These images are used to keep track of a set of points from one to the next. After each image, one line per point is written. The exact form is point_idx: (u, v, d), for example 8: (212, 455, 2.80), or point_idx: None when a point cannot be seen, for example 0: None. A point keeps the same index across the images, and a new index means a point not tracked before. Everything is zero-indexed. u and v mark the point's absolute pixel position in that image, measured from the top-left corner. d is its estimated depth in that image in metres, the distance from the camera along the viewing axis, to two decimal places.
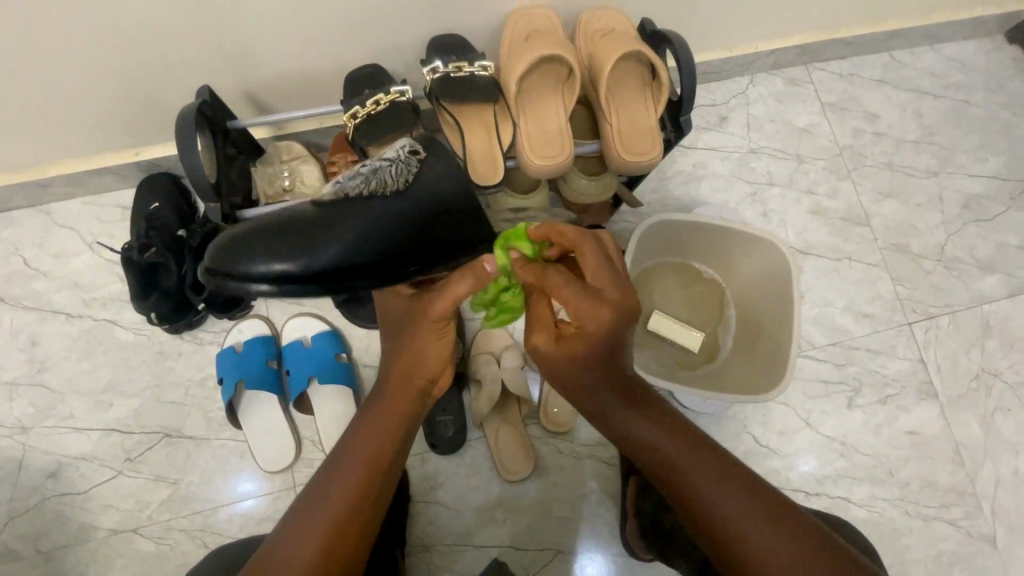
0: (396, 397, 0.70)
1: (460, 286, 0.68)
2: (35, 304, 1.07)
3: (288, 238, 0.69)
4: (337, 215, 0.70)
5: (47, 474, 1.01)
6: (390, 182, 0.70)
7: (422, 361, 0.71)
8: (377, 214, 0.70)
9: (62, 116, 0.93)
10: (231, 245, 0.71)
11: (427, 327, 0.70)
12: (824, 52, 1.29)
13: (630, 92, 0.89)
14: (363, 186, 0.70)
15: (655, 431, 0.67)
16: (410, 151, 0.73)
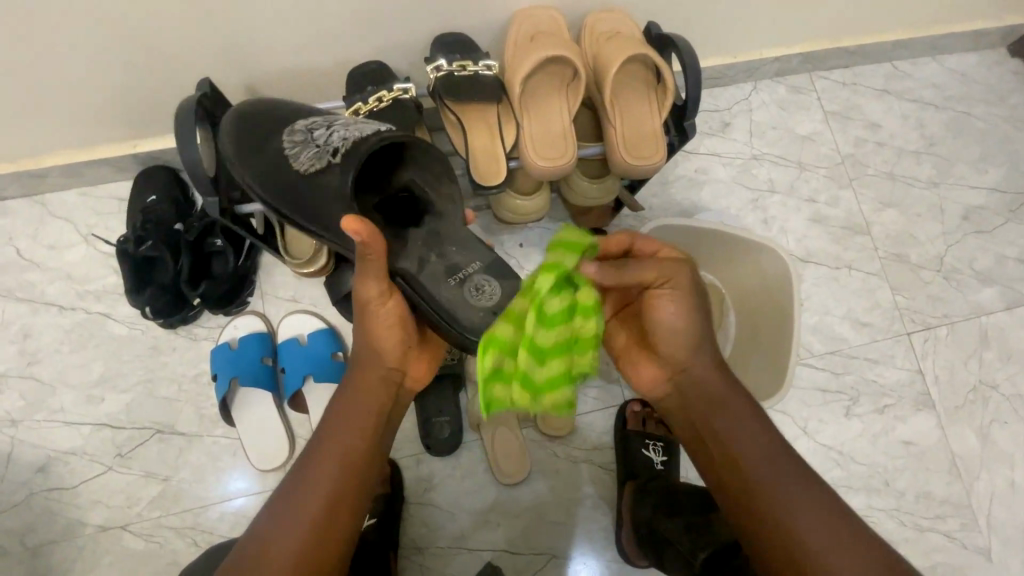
0: (363, 388, 0.70)
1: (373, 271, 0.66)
2: (27, 295, 1.06)
3: (250, 148, 0.80)
4: (278, 154, 0.79)
5: (35, 469, 0.99)
6: (298, 163, 0.76)
7: (381, 351, 0.70)
8: (277, 163, 0.78)
9: (59, 106, 0.92)
10: (236, 119, 0.82)
11: (374, 307, 0.69)
12: (827, 61, 1.29)
13: (635, 95, 0.88)
14: (290, 150, 0.78)
15: (731, 407, 0.72)
16: (336, 148, 0.74)
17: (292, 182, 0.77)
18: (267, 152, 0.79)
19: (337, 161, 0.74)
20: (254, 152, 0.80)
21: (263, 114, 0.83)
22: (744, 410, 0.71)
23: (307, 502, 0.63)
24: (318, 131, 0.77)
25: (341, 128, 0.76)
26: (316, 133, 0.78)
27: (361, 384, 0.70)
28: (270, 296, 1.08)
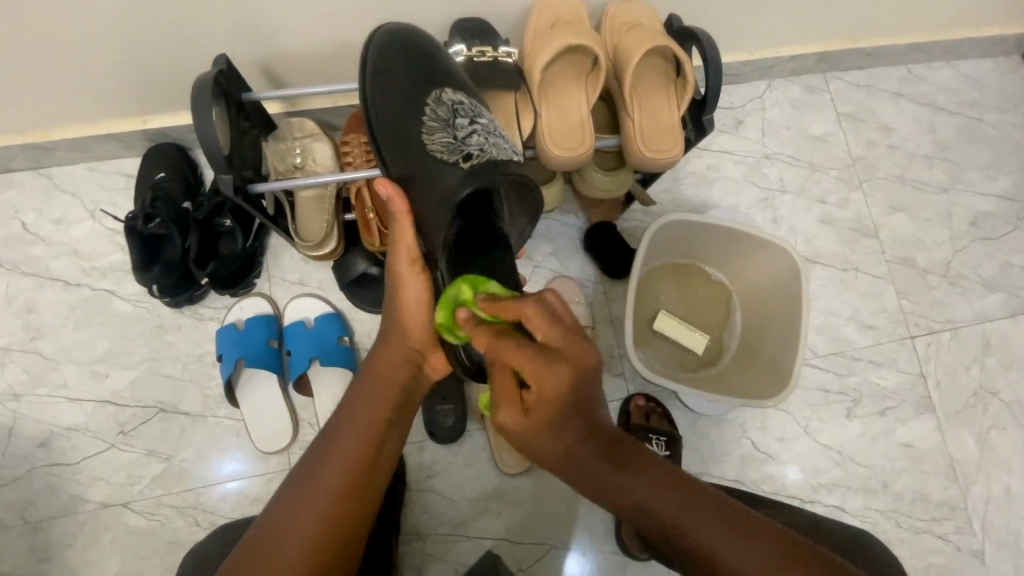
0: (385, 366, 0.71)
1: (408, 234, 0.68)
2: (31, 269, 1.05)
3: (407, 90, 0.75)
4: (421, 112, 0.74)
5: (37, 444, 0.99)
6: (431, 140, 0.73)
7: (405, 329, 0.71)
8: (401, 127, 0.72)
9: (69, 78, 0.91)
10: (422, 58, 0.77)
11: (404, 280, 0.69)
12: (842, 62, 1.28)
13: (654, 88, 0.88)
14: (428, 120, 0.74)
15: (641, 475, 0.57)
16: (469, 154, 0.71)
17: (410, 142, 0.73)
18: (411, 105, 0.74)
19: (464, 165, 0.71)
20: (426, 103, 0.75)
21: (427, 61, 0.78)
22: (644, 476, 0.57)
23: (327, 479, 0.63)
24: (464, 121, 0.75)
25: (486, 137, 0.74)
26: (461, 121, 0.75)
27: (383, 364, 0.70)
28: (278, 279, 1.07)
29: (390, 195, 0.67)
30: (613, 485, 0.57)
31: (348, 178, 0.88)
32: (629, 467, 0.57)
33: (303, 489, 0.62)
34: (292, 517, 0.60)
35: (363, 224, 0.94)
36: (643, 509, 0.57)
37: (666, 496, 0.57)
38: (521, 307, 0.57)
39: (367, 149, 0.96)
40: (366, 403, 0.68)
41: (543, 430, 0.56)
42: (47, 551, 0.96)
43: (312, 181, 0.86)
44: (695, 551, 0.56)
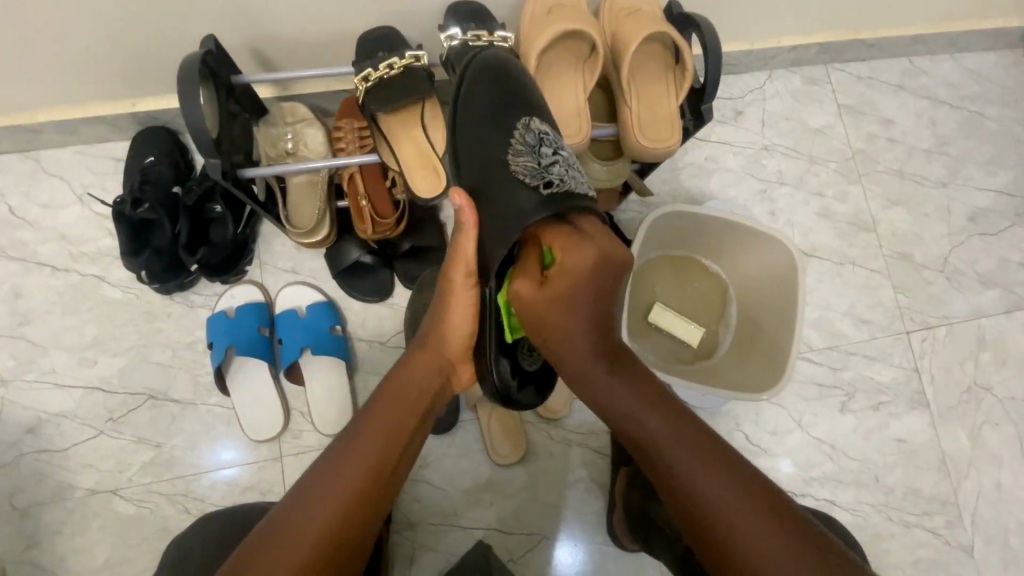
0: (419, 369, 0.71)
1: (471, 248, 0.69)
2: (18, 254, 1.03)
3: (492, 110, 0.75)
4: (506, 138, 0.73)
5: (25, 430, 0.98)
6: (514, 162, 0.70)
7: (447, 342, 0.72)
8: (488, 149, 0.73)
9: (56, 58, 0.89)
10: (523, 88, 0.77)
11: (459, 291, 0.70)
12: (844, 53, 1.26)
13: (652, 76, 0.86)
14: (515, 145, 0.72)
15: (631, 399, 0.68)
16: (551, 181, 0.68)
17: (487, 161, 0.73)
18: (503, 130, 0.74)
19: (544, 191, 0.67)
20: (514, 128, 0.73)
21: (528, 89, 0.78)
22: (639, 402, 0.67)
23: (352, 479, 0.62)
24: (549, 151, 0.72)
25: (568, 166, 0.70)
26: (547, 149, 0.72)
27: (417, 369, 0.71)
28: (269, 266, 1.06)
29: (461, 208, 0.68)
30: (598, 389, 0.68)
31: (340, 165, 0.87)
32: (622, 382, 0.68)
33: (328, 473, 0.62)
34: (314, 514, 0.59)
35: (355, 212, 0.93)
36: (621, 413, 0.68)
37: (640, 408, 0.67)
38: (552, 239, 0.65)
39: (360, 135, 0.94)
40: (397, 405, 0.68)
41: (555, 305, 0.65)
42: (36, 537, 0.95)
43: (303, 166, 0.85)
44: (650, 445, 0.66)
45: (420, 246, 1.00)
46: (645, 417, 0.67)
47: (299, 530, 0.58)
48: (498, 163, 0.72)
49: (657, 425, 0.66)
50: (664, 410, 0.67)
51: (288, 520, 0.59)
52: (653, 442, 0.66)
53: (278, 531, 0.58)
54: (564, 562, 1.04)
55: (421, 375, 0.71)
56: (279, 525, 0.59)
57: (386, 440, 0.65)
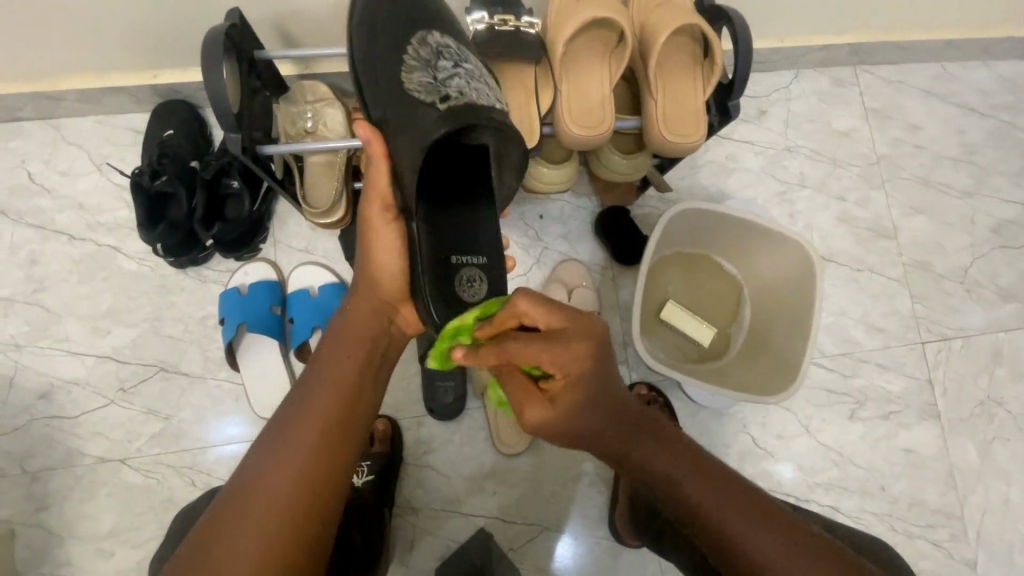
0: (357, 314, 0.70)
1: (385, 178, 0.67)
2: (36, 221, 1.04)
3: (382, 38, 0.73)
4: (401, 56, 0.71)
5: (37, 396, 0.99)
6: (409, 79, 0.69)
7: (381, 283, 0.70)
8: (376, 77, 0.71)
9: (80, 25, 0.88)
10: (401, 12, 0.75)
11: (380, 229, 0.68)
12: (875, 55, 1.24)
13: (680, 69, 0.85)
14: (409, 60, 0.71)
15: (671, 462, 0.64)
16: (448, 95, 0.67)
17: (385, 82, 0.70)
18: (396, 52, 0.72)
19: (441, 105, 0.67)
20: (406, 42, 0.72)
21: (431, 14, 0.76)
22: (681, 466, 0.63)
23: (303, 438, 0.62)
24: (448, 64, 0.71)
25: (467, 79, 0.70)
26: (448, 63, 0.71)
27: (357, 318, 0.70)
28: (283, 245, 1.06)
29: (369, 139, 0.66)
30: (637, 452, 0.64)
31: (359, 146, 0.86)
32: (659, 447, 0.64)
33: (274, 446, 0.62)
34: (268, 485, 0.59)
35: None
36: (661, 480, 0.63)
37: (681, 473, 0.63)
38: (539, 357, 0.55)
39: None
40: (337, 361, 0.67)
41: (569, 418, 0.59)
42: (44, 501, 0.97)
43: (321, 146, 0.84)
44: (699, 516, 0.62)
45: None
46: (688, 484, 0.63)
47: (252, 497, 0.58)
48: (392, 83, 0.69)
49: (701, 492, 0.62)
50: (706, 474, 0.63)
51: (244, 489, 0.59)
52: (700, 513, 0.62)
53: (230, 510, 0.58)
54: (563, 555, 1.04)
55: (358, 328, 0.69)
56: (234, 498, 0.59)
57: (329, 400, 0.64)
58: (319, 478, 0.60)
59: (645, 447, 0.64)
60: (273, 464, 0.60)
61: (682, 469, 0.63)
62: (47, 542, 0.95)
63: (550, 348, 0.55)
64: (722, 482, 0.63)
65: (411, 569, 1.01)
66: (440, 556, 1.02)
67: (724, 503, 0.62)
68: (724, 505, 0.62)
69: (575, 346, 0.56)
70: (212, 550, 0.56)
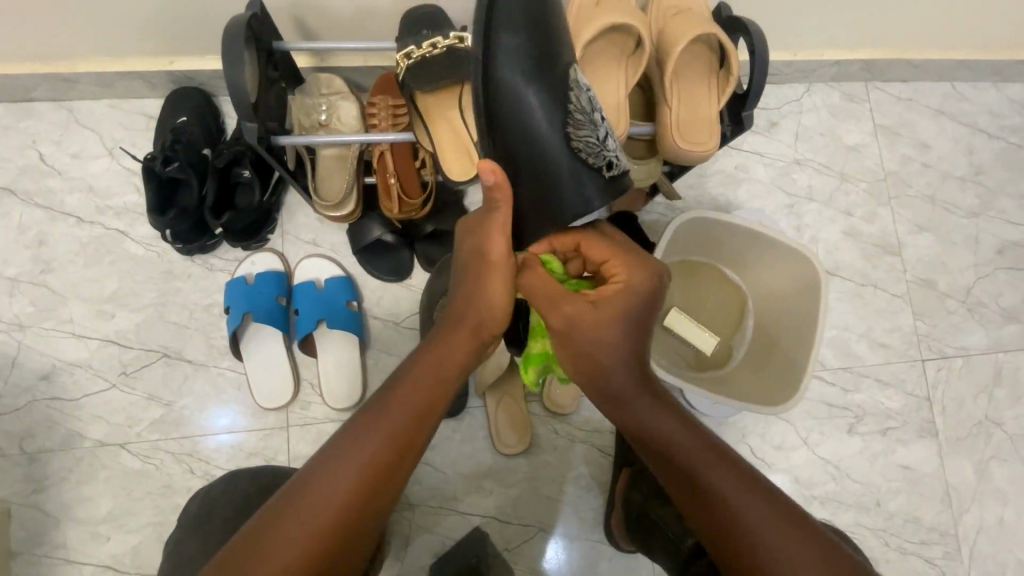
0: (456, 338, 0.71)
1: (502, 217, 0.71)
2: (46, 202, 1.04)
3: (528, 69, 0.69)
4: (561, 93, 0.71)
5: (39, 376, 0.99)
6: (576, 136, 0.71)
7: (484, 312, 0.72)
8: (521, 114, 0.70)
9: (99, 7, 0.88)
10: (545, 41, 0.71)
11: (495, 269, 0.72)
12: (887, 72, 1.24)
13: (695, 78, 0.86)
14: (574, 106, 0.72)
15: (673, 426, 0.67)
16: (610, 163, 0.74)
17: (538, 121, 0.70)
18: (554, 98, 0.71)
19: (603, 172, 0.74)
20: (567, 86, 0.72)
21: (549, 31, 0.72)
22: (682, 431, 0.67)
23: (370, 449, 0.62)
24: (597, 116, 0.75)
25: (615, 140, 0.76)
26: (598, 119, 0.75)
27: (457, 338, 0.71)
28: (291, 237, 1.06)
29: (497, 180, 0.68)
30: (644, 415, 0.68)
31: (371, 140, 0.86)
32: (663, 407, 0.69)
33: (343, 454, 0.61)
34: (323, 497, 0.58)
35: (382, 189, 0.93)
36: (664, 446, 0.66)
37: (683, 438, 0.66)
38: (606, 255, 0.73)
39: (394, 113, 0.94)
40: (428, 370, 0.68)
41: (609, 323, 0.68)
42: (42, 483, 0.96)
43: (336, 139, 0.84)
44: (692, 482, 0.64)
45: (442, 229, 1.02)
46: (690, 452, 0.66)
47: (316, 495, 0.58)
48: (558, 134, 0.71)
49: (700, 458, 0.65)
50: (706, 445, 0.66)
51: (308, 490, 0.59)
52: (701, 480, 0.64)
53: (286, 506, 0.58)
54: (556, 556, 1.04)
55: (458, 346, 0.71)
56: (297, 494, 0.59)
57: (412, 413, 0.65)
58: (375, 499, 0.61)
59: (649, 408, 0.68)
60: (340, 466, 0.60)
61: (682, 435, 0.67)
62: (44, 523, 0.95)
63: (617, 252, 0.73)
64: (724, 459, 0.65)
65: (405, 565, 1.01)
66: (435, 553, 1.02)
67: (721, 473, 0.64)
68: (718, 475, 0.64)
69: (636, 264, 0.71)
70: (255, 550, 0.55)
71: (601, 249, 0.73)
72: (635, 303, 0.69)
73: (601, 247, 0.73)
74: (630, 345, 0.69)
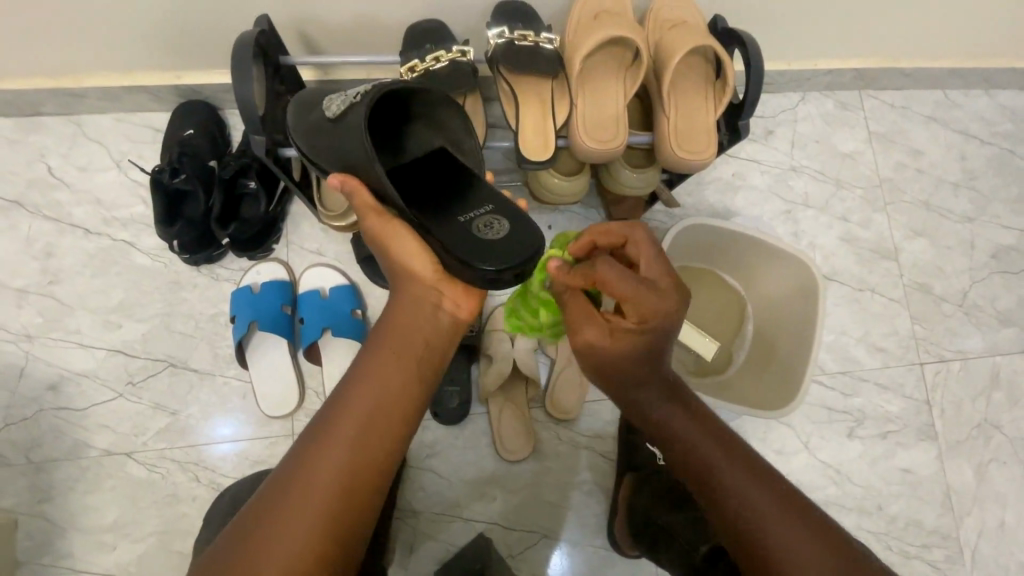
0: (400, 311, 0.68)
1: (364, 193, 0.70)
2: (53, 214, 1.05)
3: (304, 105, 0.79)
4: (315, 106, 0.77)
5: (46, 387, 1.00)
6: (331, 111, 0.74)
7: (410, 279, 0.70)
8: (312, 130, 0.76)
9: (110, 22, 0.90)
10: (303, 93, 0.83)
11: (391, 232, 0.70)
12: (880, 81, 1.26)
13: (692, 89, 0.88)
14: (325, 105, 0.76)
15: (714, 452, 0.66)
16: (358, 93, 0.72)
17: (315, 121, 0.76)
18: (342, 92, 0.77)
19: (362, 99, 0.71)
20: (309, 99, 0.80)
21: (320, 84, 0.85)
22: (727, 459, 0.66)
23: (338, 438, 0.61)
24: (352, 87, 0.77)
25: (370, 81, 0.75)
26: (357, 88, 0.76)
27: (405, 303, 0.68)
28: (296, 246, 1.08)
29: (343, 181, 0.70)
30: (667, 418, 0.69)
31: None
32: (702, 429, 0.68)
33: (309, 455, 0.60)
34: (297, 506, 0.57)
35: None
36: (695, 462, 0.67)
37: (720, 456, 0.66)
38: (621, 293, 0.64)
39: None
40: (383, 358, 0.65)
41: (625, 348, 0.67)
42: (49, 493, 0.97)
43: None
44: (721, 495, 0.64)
45: None
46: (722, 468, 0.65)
47: (290, 485, 0.58)
48: (323, 125, 0.74)
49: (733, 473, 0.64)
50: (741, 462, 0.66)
51: (288, 476, 0.59)
52: (723, 492, 0.64)
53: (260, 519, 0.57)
54: (559, 563, 1.04)
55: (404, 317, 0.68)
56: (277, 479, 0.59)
57: (376, 390, 0.64)
58: (347, 493, 0.59)
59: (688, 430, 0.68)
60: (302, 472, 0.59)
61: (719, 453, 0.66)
62: (50, 533, 0.96)
63: (643, 290, 0.64)
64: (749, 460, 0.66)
65: (410, 572, 1.01)
66: (439, 560, 1.02)
67: (754, 487, 0.63)
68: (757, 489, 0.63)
69: (676, 301, 0.66)
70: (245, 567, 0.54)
71: (621, 285, 0.64)
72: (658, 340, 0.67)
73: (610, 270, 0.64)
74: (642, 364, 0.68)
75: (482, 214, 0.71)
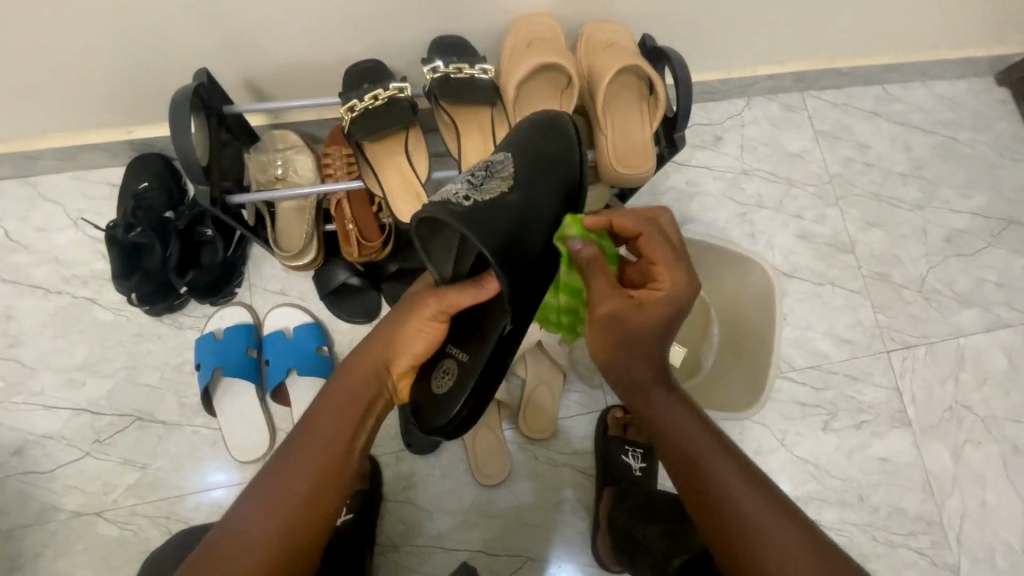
0: (364, 370, 0.71)
1: (462, 300, 0.70)
2: (12, 276, 1.05)
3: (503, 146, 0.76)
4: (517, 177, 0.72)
5: (11, 452, 0.99)
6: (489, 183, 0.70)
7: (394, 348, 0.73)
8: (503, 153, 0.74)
9: (54, 85, 0.92)
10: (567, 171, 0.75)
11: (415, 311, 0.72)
12: (819, 81, 1.31)
13: (627, 106, 0.91)
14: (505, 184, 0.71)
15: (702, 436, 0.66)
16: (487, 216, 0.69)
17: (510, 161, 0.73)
18: (524, 192, 0.71)
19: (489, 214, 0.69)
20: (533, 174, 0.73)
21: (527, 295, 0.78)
22: (711, 444, 0.65)
23: (291, 482, 0.62)
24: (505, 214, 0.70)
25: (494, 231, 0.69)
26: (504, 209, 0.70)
27: (373, 364, 0.71)
28: (259, 288, 1.08)
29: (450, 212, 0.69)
30: (650, 392, 0.68)
31: (326, 190, 0.90)
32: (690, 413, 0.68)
33: (268, 488, 0.62)
34: (250, 535, 0.59)
35: (342, 236, 0.96)
36: (676, 435, 0.66)
37: (705, 446, 0.65)
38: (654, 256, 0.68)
39: (348, 160, 0.99)
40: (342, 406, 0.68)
41: (651, 322, 0.65)
42: (19, 560, 0.95)
43: (288, 192, 0.88)
44: (693, 457, 0.64)
45: (407, 267, 1.02)
46: (697, 439, 0.65)
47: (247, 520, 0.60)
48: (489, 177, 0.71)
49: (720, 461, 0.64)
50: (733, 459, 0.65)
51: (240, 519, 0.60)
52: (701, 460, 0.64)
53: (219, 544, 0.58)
54: None
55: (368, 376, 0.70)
56: (219, 543, 0.59)
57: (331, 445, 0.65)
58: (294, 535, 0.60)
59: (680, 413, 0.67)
60: (260, 504, 0.61)
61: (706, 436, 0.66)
62: None
63: (669, 260, 0.67)
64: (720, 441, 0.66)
65: None
66: None
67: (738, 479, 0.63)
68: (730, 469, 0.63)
69: (686, 278, 0.67)
70: None
71: (656, 252, 0.67)
72: (675, 312, 0.66)
73: (655, 247, 0.67)
74: (657, 346, 0.67)
75: (449, 358, 0.76)
